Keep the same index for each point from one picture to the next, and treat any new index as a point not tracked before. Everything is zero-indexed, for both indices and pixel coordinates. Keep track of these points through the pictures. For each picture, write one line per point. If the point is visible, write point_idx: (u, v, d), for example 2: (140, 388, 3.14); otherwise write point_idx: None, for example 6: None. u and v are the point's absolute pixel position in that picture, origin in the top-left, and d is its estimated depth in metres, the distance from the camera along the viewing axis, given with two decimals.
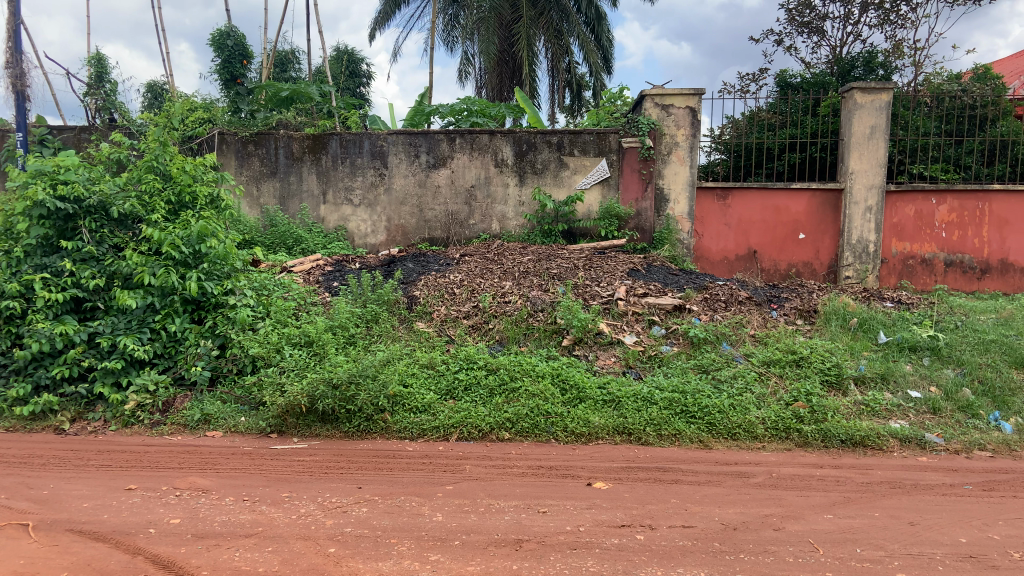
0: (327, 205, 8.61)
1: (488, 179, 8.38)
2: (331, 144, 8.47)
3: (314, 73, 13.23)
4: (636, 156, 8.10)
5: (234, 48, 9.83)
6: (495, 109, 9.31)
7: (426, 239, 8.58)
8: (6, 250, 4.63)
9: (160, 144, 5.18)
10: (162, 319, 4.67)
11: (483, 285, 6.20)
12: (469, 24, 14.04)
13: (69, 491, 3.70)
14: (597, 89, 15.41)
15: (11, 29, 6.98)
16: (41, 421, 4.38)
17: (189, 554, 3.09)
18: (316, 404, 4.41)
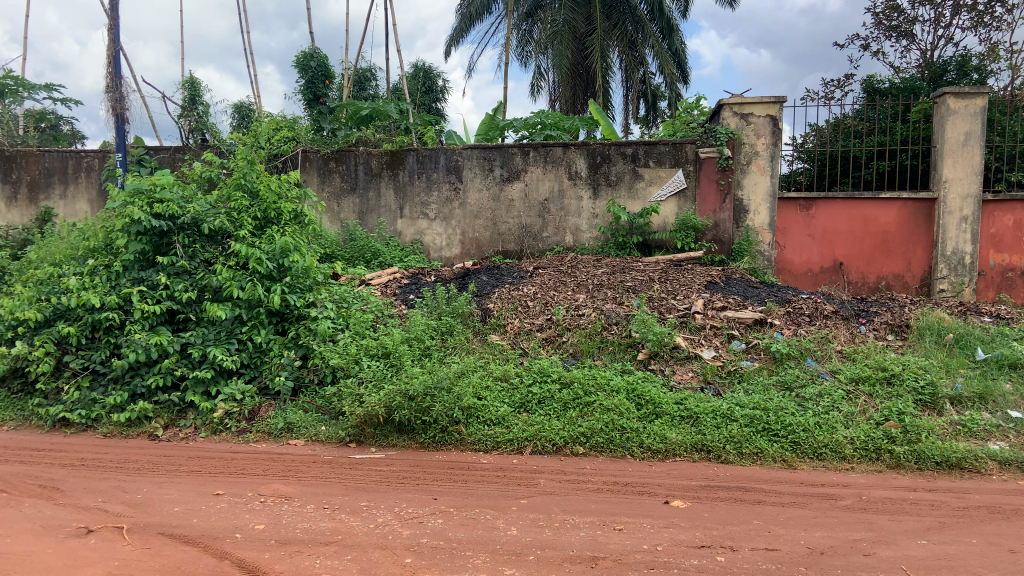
0: (404, 219, 8.79)
1: (562, 192, 8.38)
2: (408, 159, 8.66)
3: (391, 90, 13.55)
4: (714, 167, 7.97)
5: (317, 69, 9.83)
6: (569, 122, 9.28)
7: (500, 252, 8.62)
8: (106, 264, 4.89)
9: (248, 162, 5.37)
10: (249, 330, 4.84)
11: (557, 297, 6.18)
12: (543, 38, 14.05)
13: (162, 496, 3.90)
14: (672, 100, 15.25)
15: (110, 55, 7.33)
16: (136, 426, 4.56)
17: (273, 559, 3.19)
18: (392, 414, 4.49)
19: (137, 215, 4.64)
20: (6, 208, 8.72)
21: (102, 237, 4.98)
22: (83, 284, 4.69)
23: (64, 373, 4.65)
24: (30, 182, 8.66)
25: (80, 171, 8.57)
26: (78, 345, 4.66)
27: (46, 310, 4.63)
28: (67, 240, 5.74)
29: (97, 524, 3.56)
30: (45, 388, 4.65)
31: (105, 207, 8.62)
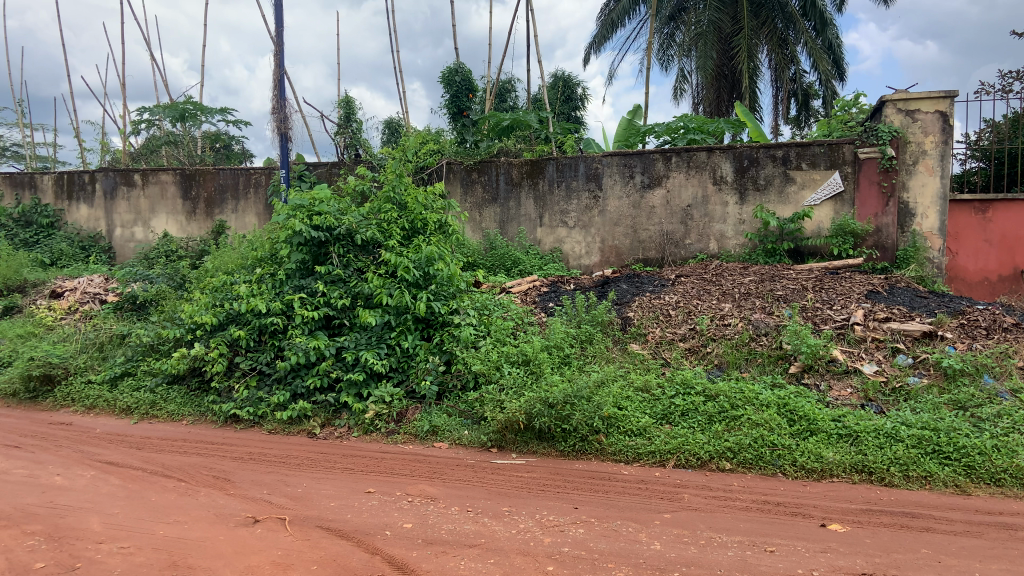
0: (544, 227, 8.87)
1: (705, 198, 8.16)
2: (548, 168, 8.77)
3: (531, 100, 13.79)
4: (875, 168, 7.49)
5: (461, 84, 10.49)
6: (714, 125, 9.00)
7: (640, 260, 8.50)
8: (272, 272, 5.29)
9: (397, 175, 5.68)
10: (397, 335, 5.07)
11: (701, 306, 6.01)
12: (687, 40, 13.78)
13: (319, 491, 4.15)
14: (827, 99, 14.44)
15: (276, 79, 7.92)
16: (297, 424, 4.87)
17: (420, 558, 3.30)
18: (533, 421, 4.51)
19: (299, 227, 4.99)
20: (187, 222, 9.62)
21: (268, 247, 5.38)
22: (252, 291, 5.10)
23: (235, 373, 5.07)
24: (206, 198, 9.49)
25: (248, 187, 9.28)
26: (247, 347, 5.07)
27: (220, 314, 5.07)
28: (238, 250, 6.28)
29: (263, 514, 3.85)
30: (219, 386, 5.08)
31: (270, 220, 9.30)
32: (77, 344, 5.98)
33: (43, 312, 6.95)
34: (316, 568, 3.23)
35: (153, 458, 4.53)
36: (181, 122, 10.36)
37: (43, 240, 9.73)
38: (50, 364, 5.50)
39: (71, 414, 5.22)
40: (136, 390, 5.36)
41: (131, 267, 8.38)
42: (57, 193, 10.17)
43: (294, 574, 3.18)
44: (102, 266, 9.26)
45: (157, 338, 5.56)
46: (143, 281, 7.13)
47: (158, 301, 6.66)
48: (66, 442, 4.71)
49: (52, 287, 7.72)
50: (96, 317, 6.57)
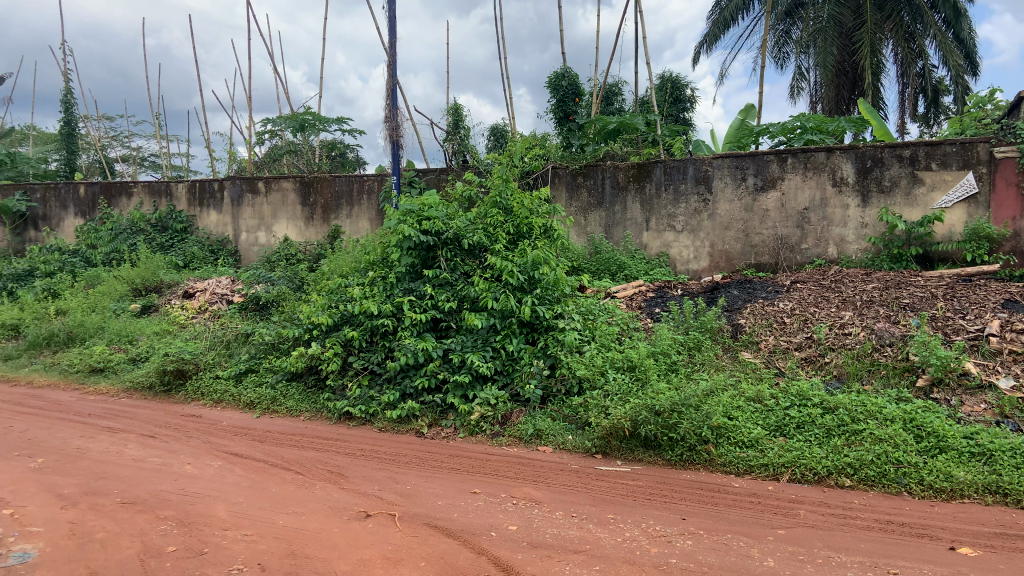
0: (651, 232, 8.74)
1: (824, 201, 7.84)
2: (655, 172, 8.63)
3: (638, 102, 13.67)
4: (1013, 168, 7.06)
5: (567, 88, 10.55)
6: (834, 125, 8.50)
7: (752, 265, 8.22)
8: (383, 275, 5.50)
9: (505, 181, 5.80)
10: (502, 338, 5.14)
11: (819, 314, 5.77)
12: (805, 36, 13.30)
13: (427, 489, 4.25)
14: (960, 94, 13.46)
15: (388, 89, 8.20)
16: (406, 423, 5.00)
17: (525, 561, 3.31)
18: (639, 428, 4.46)
19: (409, 232, 5.21)
20: (306, 227, 10.13)
21: (380, 252, 5.61)
22: (365, 293, 5.34)
23: (349, 372, 5.28)
24: (322, 204, 9.95)
25: (362, 193, 9.67)
26: (360, 347, 5.29)
27: (335, 315, 5.33)
28: (351, 255, 6.64)
29: (374, 510, 3.99)
30: (334, 384, 5.31)
31: (382, 225, 9.65)
32: (207, 341, 6.41)
33: (178, 311, 7.52)
34: (424, 564, 3.31)
35: (273, 451, 4.78)
36: (301, 132, 10.73)
37: (177, 244, 10.49)
38: (183, 360, 5.93)
39: (202, 407, 5.60)
40: (258, 386, 5.68)
41: (254, 270, 8.89)
42: (190, 200, 10.88)
43: (403, 569, 3.27)
44: (229, 269, 9.91)
45: (279, 337, 5.89)
46: (265, 282, 7.56)
47: (279, 302, 7.08)
48: (196, 433, 5.06)
49: (185, 288, 8.32)
50: (223, 317, 6.98)
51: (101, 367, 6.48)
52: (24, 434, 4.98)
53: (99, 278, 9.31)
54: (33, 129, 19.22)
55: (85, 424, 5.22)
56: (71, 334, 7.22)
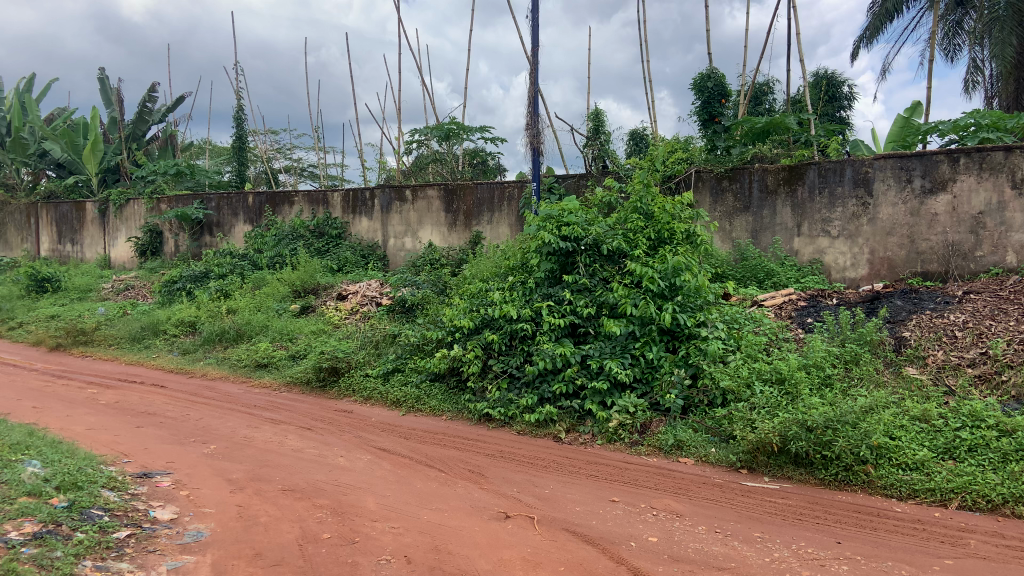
0: (802, 238, 8.33)
1: (1002, 204, 7.17)
2: (809, 174, 8.20)
3: (792, 101, 13.11)
4: None
5: (714, 89, 9.89)
6: (1013, 121, 7.89)
7: (919, 274, 7.62)
8: (523, 280, 5.73)
9: (645, 186, 5.72)
10: (641, 346, 5.09)
11: (996, 328, 5.25)
12: (979, 27, 12.25)
13: (566, 494, 4.26)
14: None
15: (529, 97, 8.33)
16: (544, 427, 5.05)
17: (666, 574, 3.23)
18: (788, 445, 4.25)
19: (548, 237, 5.39)
20: (449, 233, 10.48)
21: (520, 257, 5.88)
22: (505, 298, 5.57)
23: (489, 374, 5.44)
24: (465, 211, 10.26)
25: (503, 200, 9.88)
26: (500, 351, 5.46)
27: (476, 319, 5.59)
28: (492, 261, 6.94)
29: (514, 511, 4.04)
30: (474, 385, 5.46)
31: (522, 231, 9.80)
32: (358, 341, 6.80)
33: (332, 312, 8.07)
34: (563, 569, 3.31)
35: (418, 448, 4.98)
36: (446, 140, 11.21)
37: (333, 249, 11.21)
38: (337, 358, 6.32)
39: (353, 403, 5.92)
40: (404, 385, 5.93)
41: (401, 274, 9.31)
42: (344, 208, 11.53)
43: (543, 572, 3.29)
44: (378, 273, 10.50)
45: (423, 338, 6.14)
46: (411, 286, 7.94)
47: (423, 305, 7.39)
48: (348, 427, 5.36)
49: (339, 290, 8.86)
50: (372, 318, 7.37)
51: (265, 363, 7.03)
52: (199, 422, 5.51)
53: (264, 281, 10.16)
54: (208, 144, 21.23)
55: (252, 415, 5.68)
56: (240, 331, 7.89)
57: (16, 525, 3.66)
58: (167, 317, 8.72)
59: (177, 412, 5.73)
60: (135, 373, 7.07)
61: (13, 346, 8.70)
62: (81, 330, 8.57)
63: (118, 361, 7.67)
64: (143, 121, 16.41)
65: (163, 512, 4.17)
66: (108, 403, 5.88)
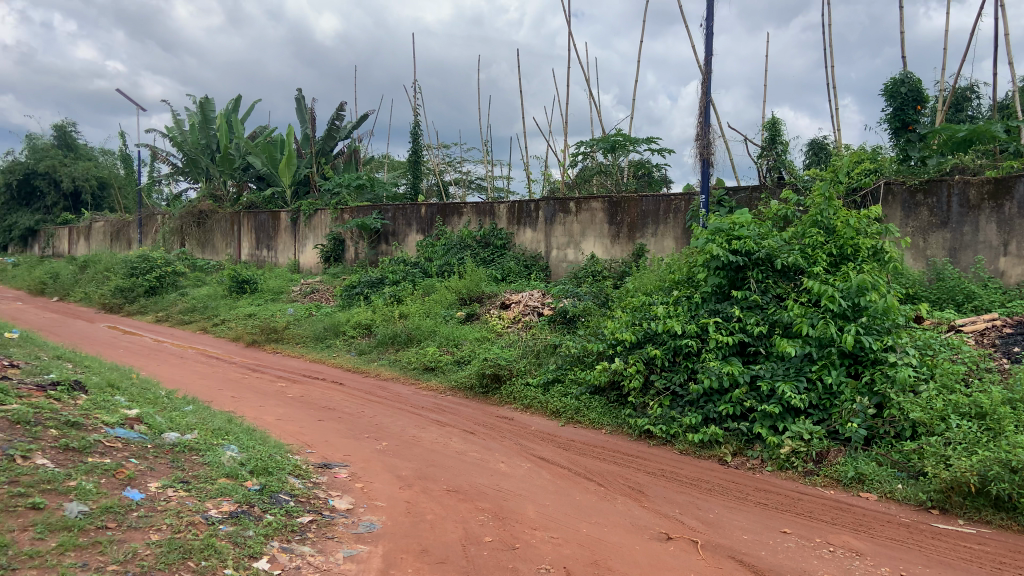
0: (1010, 258, 7.49)
1: None
2: (1019, 187, 7.36)
3: (1002, 107, 11.81)
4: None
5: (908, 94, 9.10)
6: None
7: None
8: (688, 294, 5.83)
9: (827, 199, 5.61)
10: (819, 369, 4.85)
11: None
12: None
13: (732, 520, 4.08)
14: None
15: (702, 105, 8.11)
16: (708, 449, 4.95)
17: None
18: (988, 486, 3.80)
19: (718, 251, 5.43)
20: (612, 245, 10.47)
21: (686, 272, 5.99)
22: (669, 313, 5.63)
23: (650, 391, 5.42)
24: (629, 223, 10.22)
25: (669, 213, 9.75)
26: (663, 366, 5.46)
27: (639, 333, 5.65)
28: (655, 275, 6.98)
29: (677, 533, 3.92)
30: (635, 401, 5.47)
31: (689, 244, 9.61)
32: (521, 349, 6.95)
33: (496, 320, 8.31)
34: None
35: (577, 460, 5.01)
36: (612, 152, 11.25)
37: (498, 259, 11.55)
38: (500, 365, 6.52)
39: (514, 410, 6.09)
40: (563, 395, 6.00)
41: (562, 285, 9.41)
42: (509, 219, 11.88)
43: None
44: (540, 283, 10.68)
45: (584, 350, 6.20)
46: (573, 297, 8.04)
47: (585, 316, 7.49)
48: (509, 434, 5.49)
49: (502, 299, 9.08)
50: (534, 328, 7.56)
51: (432, 367, 7.38)
52: (373, 419, 5.89)
53: (432, 288, 10.70)
54: (387, 159, 22.89)
55: (419, 416, 5.98)
56: (411, 335, 8.34)
57: (217, 503, 4.09)
58: (346, 320, 9.44)
59: (353, 408, 6.17)
60: (318, 370, 7.74)
61: (218, 341, 9.82)
62: (273, 328, 9.49)
63: (304, 358, 8.43)
64: (331, 138, 17.76)
65: (340, 501, 4.47)
66: (294, 397, 6.46)
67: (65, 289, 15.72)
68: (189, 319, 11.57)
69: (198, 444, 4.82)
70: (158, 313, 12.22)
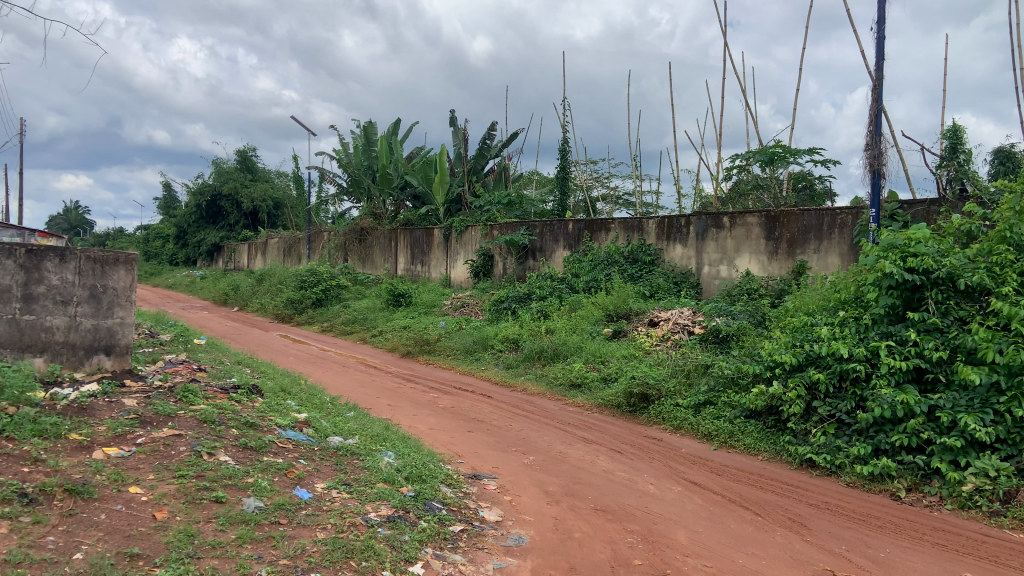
0: None
1: None
2: None
3: None
4: None
5: None
6: None
7: None
8: (857, 315, 5.63)
9: (1017, 212, 5.30)
10: (1008, 401, 4.43)
11: None
12: None
13: (906, 561, 3.76)
14: None
15: (872, 115, 7.65)
16: (879, 482, 4.74)
17: None
18: None
19: (890, 268, 5.21)
20: (769, 261, 10.05)
21: (853, 290, 5.88)
22: (834, 335, 5.50)
23: (813, 417, 5.33)
24: (789, 238, 9.79)
25: (834, 227, 9.29)
26: (827, 393, 5.30)
27: (800, 355, 5.54)
28: (819, 293, 6.81)
29: (843, 571, 3.65)
30: (795, 427, 5.40)
31: (855, 261, 9.11)
32: (670, 369, 6.95)
33: (644, 337, 8.22)
34: None
35: (731, 487, 4.90)
36: (770, 164, 10.78)
37: (645, 275, 11.40)
38: (647, 385, 6.61)
39: (663, 431, 6.15)
40: (716, 419, 5.98)
41: (715, 303, 9.06)
42: (658, 235, 11.71)
43: None
44: (691, 300, 10.42)
45: (738, 372, 6.17)
46: (725, 316, 7.84)
47: (739, 336, 7.30)
48: (658, 456, 5.48)
49: (651, 316, 8.94)
50: (684, 346, 7.48)
51: (579, 383, 7.50)
52: (520, 433, 6.04)
53: (579, 304, 10.78)
54: (535, 176, 23.29)
55: (566, 432, 6.10)
56: (557, 350, 8.46)
57: (376, 507, 4.28)
58: (494, 334, 9.72)
59: (501, 422, 6.40)
60: (467, 383, 8.07)
61: (375, 351, 10.48)
62: (426, 341, 10.01)
63: (454, 371, 8.83)
64: (483, 156, 18.37)
65: (489, 513, 4.53)
66: (445, 408, 6.79)
67: (243, 299, 17.42)
68: (350, 330, 12.49)
69: (359, 449, 5.09)
70: (323, 324, 13.30)
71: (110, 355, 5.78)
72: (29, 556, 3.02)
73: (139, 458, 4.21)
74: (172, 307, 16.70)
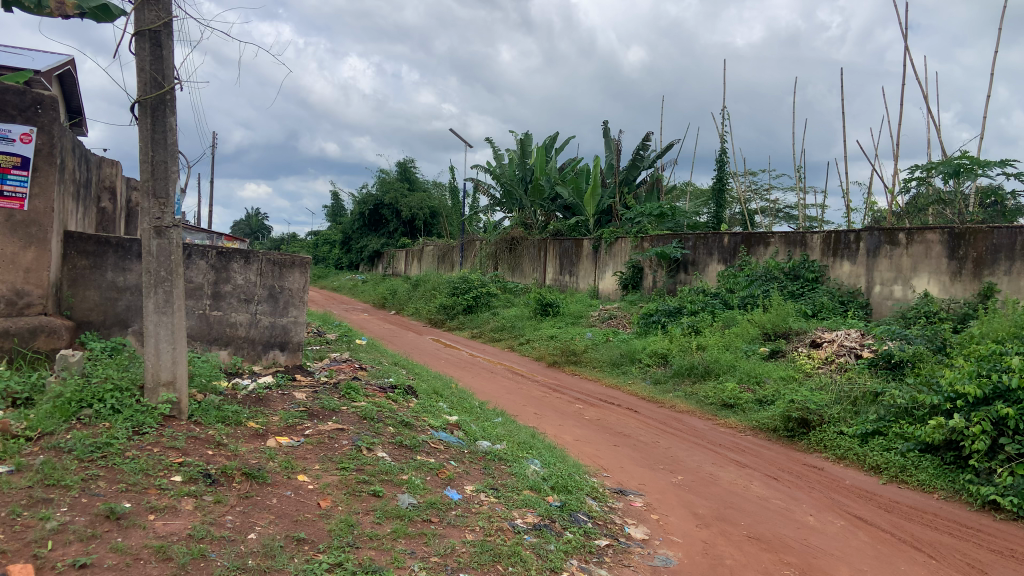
0: None
1: None
2: None
3: None
4: None
5: None
6: None
7: None
8: None
9: None
10: None
11: None
12: None
13: None
14: None
15: None
16: None
17: None
18: None
19: None
20: (951, 282, 9.26)
21: None
22: None
23: (999, 455, 4.87)
24: (975, 257, 8.95)
25: None
26: (1016, 429, 4.82)
27: (986, 387, 5.09)
28: (1012, 319, 6.19)
29: None
30: (978, 465, 4.95)
31: None
32: (833, 394, 6.60)
33: (805, 358, 7.79)
34: None
35: (903, 526, 4.54)
36: (954, 177, 9.94)
37: (808, 293, 10.88)
38: (808, 410, 6.36)
39: (825, 459, 5.89)
40: (886, 451, 5.64)
41: (889, 326, 8.39)
42: (823, 250, 11.13)
43: None
44: (859, 321, 9.78)
45: (913, 402, 5.77)
46: (900, 340, 7.29)
47: (916, 363, 6.75)
48: (818, 487, 5.21)
49: (813, 337, 8.41)
50: (851, 371, 7.04)
51: (732, 404, 7.32)
52: (669, 451, 5.94)
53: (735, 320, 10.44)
54: (691, 187, 22.74)
55: (717, 454, 5.94)
56: (709, 368, 8.25)
57: (522, 513, 4.30)
58: (643, 348, 9.59)
59: (649, 438, 6.33)
60: (614, 396, 8.05)
61: (523, 359, 10.70)
62: (573, 351, 10.08)
63: (602, 383, 8.85)
64: (635, 167, 18.24)
65: (635, 530, 4.44)
66: (592, 420, 6.82)
67: (399, 303, 18.42)
68: (500, 337, 12.86)
69: (506, 455, 5.19)
70: (474, 331, 13.81)
71: (284, 351, 6.28)
72: (211, 533, 3.28)
73: (307, 449, 4.51)
74: (337, 308, 17.99)
